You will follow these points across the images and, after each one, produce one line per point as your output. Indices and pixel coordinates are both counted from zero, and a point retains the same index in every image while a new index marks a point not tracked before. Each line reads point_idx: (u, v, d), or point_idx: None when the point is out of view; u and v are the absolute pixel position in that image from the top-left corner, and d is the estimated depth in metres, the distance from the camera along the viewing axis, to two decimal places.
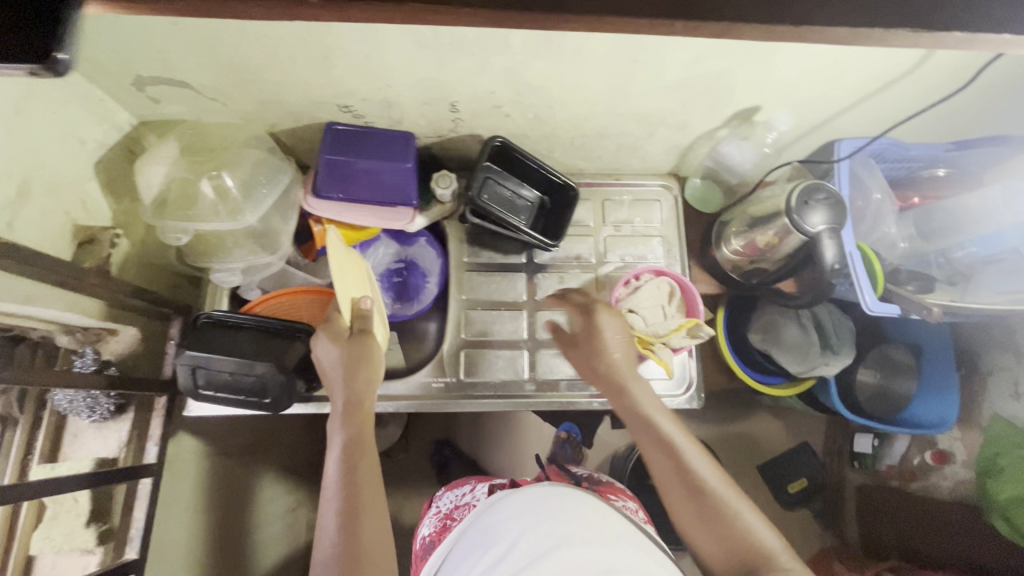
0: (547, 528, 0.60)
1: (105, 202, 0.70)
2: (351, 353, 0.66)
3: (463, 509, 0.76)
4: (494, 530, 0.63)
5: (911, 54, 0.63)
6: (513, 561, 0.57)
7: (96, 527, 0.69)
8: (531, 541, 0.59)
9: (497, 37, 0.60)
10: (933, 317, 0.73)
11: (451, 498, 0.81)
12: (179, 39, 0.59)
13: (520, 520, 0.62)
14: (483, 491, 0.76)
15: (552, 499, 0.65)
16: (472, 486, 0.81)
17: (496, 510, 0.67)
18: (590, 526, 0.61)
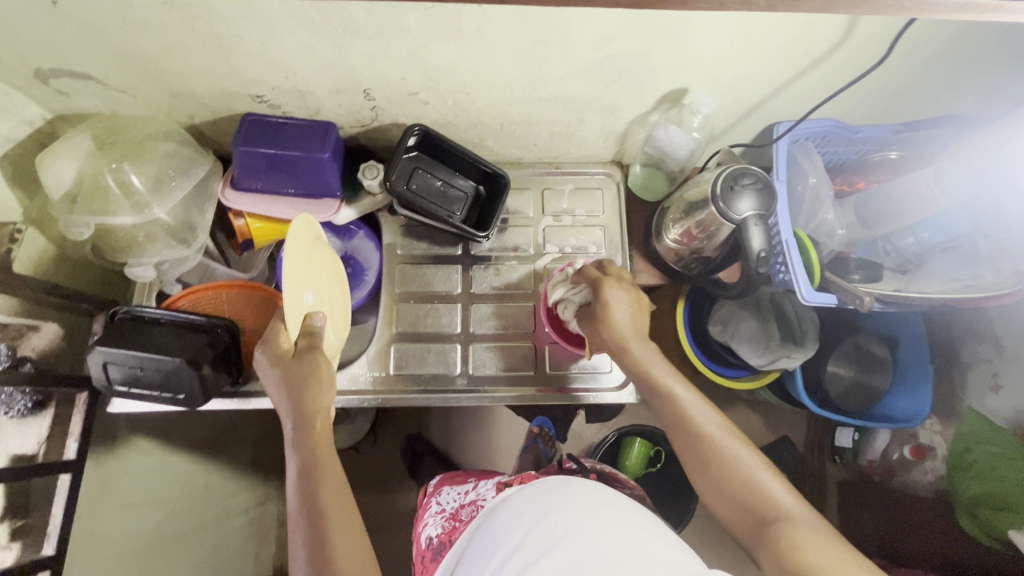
0: (562, 517, 0.56)
1: (16, 197, 0.70)
2: (292, 369, 0.65)
3: (468, 507, 0.75)
4: (498, 532, 0.59)
5: (829, 28, 0.60)
6: (524, 556, 0.53)
7: (10, 523, 0.67)
8: (543, 533, 0.55)
9: (389, 18, 0.57)
10: (865, 307, 0.68)
11: (454, 496, 0.80)
12: (67, 28, 0.58)
13: (527, 516, 0.59)
14: (489, 488, 0.76)
15: (563, 489, 0.61)
16: (473, 485, 0.80)
17: (500, 508, 0.64)
18: (614, 513, 0.57)
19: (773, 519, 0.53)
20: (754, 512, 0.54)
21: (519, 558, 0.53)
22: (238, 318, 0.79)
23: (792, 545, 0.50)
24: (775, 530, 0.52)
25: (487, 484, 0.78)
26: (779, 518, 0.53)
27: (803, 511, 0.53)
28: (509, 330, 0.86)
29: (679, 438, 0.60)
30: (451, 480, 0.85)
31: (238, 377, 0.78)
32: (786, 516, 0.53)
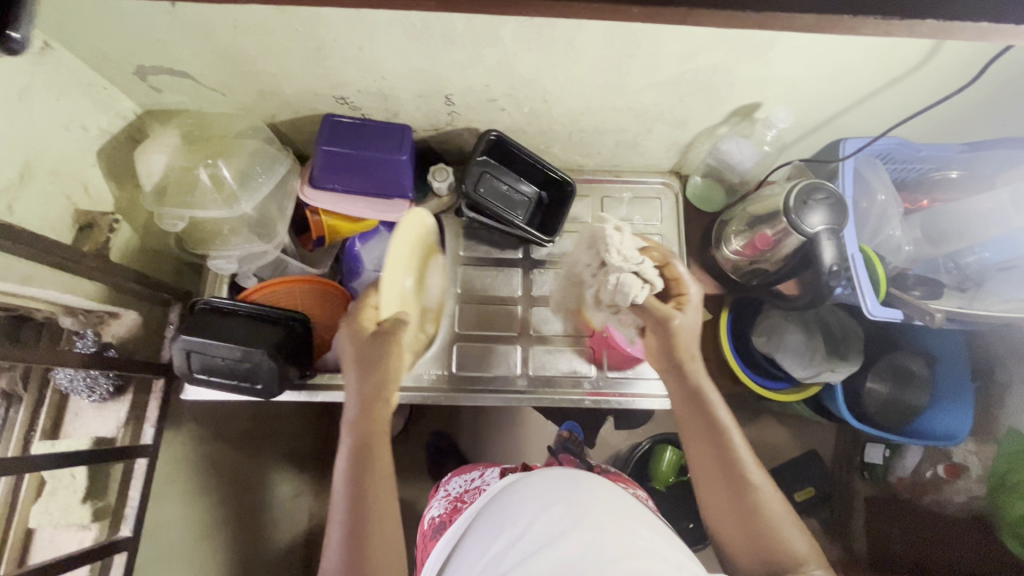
0: (564, 510, 0.59)
1: (109, 189, 0.72)
2: (370, 349, 0.64)
3: (472, 492, 0.80)
4: (507, 513, 0.63)
5: (914, 51, 0.61)
6: (527, 545, 0.56)
7: (92, 505, 0.71)
8: (550, 523, 0.58)
9: (487, 29, 0.59)
10: (938, 324, 0.70)
11: (460, 483, 0.85)
12: (177, 29, 0.60)
13: (535, 502, 0.62)
14: (493, 475, 0.80)
15: (571, 481, 0.65)
16: (480, 473, 0.84)
17: (508, 495, 0.66)
18: (617, 512, 0.60)
19: (795, 566, 0.55)
20: (774, 557, 0.56)
21: (522, 547, 0.56)
22: (309, 313, 0.82)
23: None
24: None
25: (492, 473, 0.82)
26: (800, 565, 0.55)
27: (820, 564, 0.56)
28: (567, 333, 0.88)
29: (711, 475, 0.63)
30: (463, 471, 0.91)
31: (308, 369, 0.80)
32: (806, 565, 0.55)
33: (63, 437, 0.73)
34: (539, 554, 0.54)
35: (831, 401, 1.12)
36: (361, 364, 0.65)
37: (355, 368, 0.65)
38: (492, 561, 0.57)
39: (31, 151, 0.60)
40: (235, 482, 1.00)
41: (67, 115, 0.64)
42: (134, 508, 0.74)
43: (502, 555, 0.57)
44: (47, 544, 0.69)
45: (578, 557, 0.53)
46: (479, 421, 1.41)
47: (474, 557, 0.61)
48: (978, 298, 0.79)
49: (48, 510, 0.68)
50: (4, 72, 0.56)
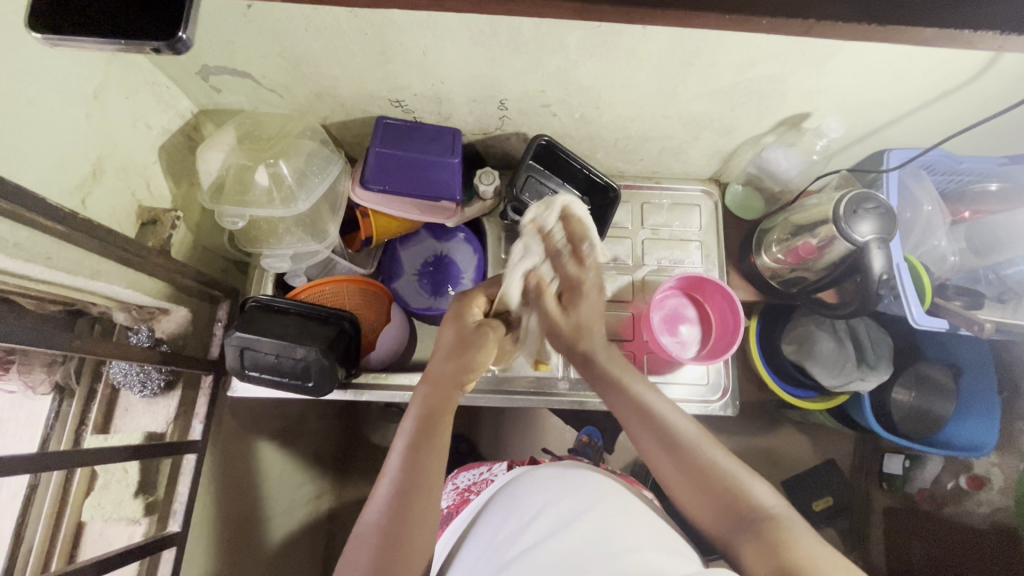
0: (570, 502, 0.61)
1: (167, 186, 0.73)
2: (464, 333, 0.65)
3: (480, 483, 0.83)
4: (512, 501, 0.64)
5: (970, 64, 0.62)
6: (535, 534, 0.57)
7: (143, 499, 0.72)
8: (560, 513, 0.59)
9: (554, 36, 0.60)
10: (987, 333, 0.70)
11: (470, 476, 0.88)
12: (248, 30, 0.61)
13: (540, 494, 0.63)
14: (500, 468, 0.84)
15: (574, 475, 0.67)
16: (489, 467, 0.88)
17: (509, 487, 0.68)
18: (619, 508, 0.62)
19: (762, 518, 0.54)
20: (740, 513, 0.55)
21: (530, 535, 0.57)
22: (357, 312, 0.82)
23: (784, 543, 0.52)
24: (766, 527, 0.53)
25: (500, 466, 0.86)
26: (769, 518, 0.54)
27: (788, 512, 0.55)
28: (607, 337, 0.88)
29: (636, 434, 0.62)
30: (471, 465, 0.94)
31: (353, 370, 0.79)
32: (773, 516, 0.54)
33: (114, 432, 0.73)
34: (550, 542, 0.55)
35: (856, 411, 1.12)
36: (450, 347, 0.65)
37: (446, 350, 0.65)
38: (499, 546, 0.58)
39: (101, 147, 0.61)
40: (267, 480, 1.00)
41: (134, 113, 0.65)
42: (181, 503, 0.75)
43: (509, 542, 0.58)
44: (98, 537, 0.69)
45: (586, 546, 0.55)
46: (501, 426, 1.39)
47: (477, 543, 0.62)
48: (1019, 308, 0.79)
49: (100, 504, 0.69)
50: (83, 70, 0.57)
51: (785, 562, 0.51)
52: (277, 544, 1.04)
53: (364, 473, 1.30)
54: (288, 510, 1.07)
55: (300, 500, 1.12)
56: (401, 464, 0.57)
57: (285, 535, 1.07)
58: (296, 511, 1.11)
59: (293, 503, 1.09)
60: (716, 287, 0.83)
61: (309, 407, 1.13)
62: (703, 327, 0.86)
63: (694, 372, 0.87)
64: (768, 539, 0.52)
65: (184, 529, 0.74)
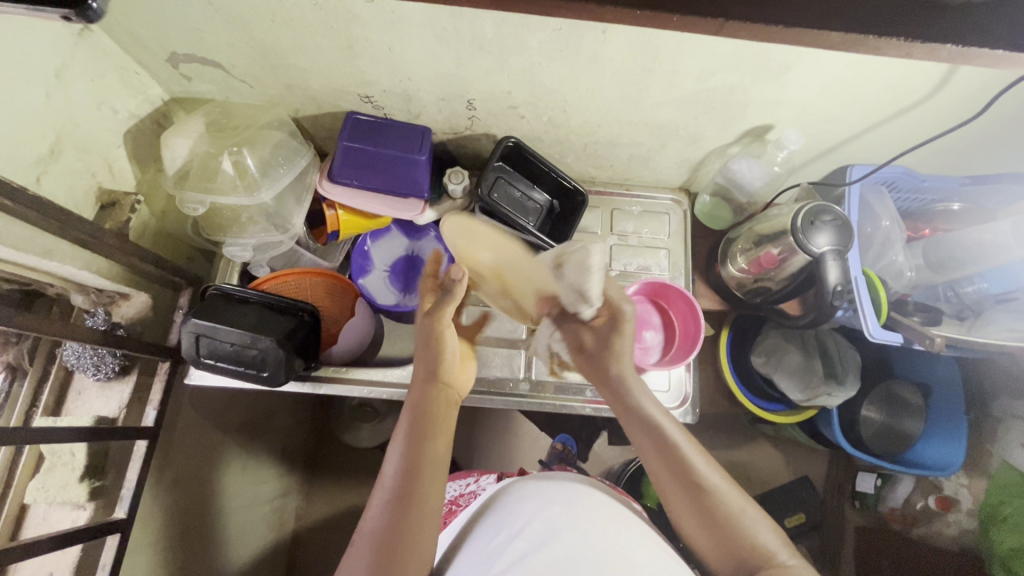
0: (561, 510, 0.62)
1: (131, 170, 0.73)
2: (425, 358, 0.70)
3: (467, 496, 0.82)
4: (507, 509, 0.65)
5: (924, 81, 0.64)
6: (527, 541, 0.58)
7: (89, 483, 0.71)
8: (549, 519, 0.60)
9: (516, 37, 0.61)
10: (936, 347, 0.71)
11: (457, 487, 0.88)
12: (214, 19, 0.62)
13: (531, 502, 0.64)
14: (487, 481, 0.83)
15: (569, 484, 0.68)
16: (475, 478, 0.88)
17: (502, 497, 0.69)
18: (611, 515, 0.62)
19: (768, 569, 0.52)
20: (751, 558, 0.53)
21: (521, 543, 0.58)
22: (320, 304, 0.83)
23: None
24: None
25: (488, 479, 0.85)
26: (774, 567, 0.52)
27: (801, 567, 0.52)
28: None
29: (668, 484, 0.60)
30: (457, 476, 0.94)
31: (314, 363, 0.80)
32: (778, 567, 0.52)
33: (65, 414, 0.72)
34: (537, 552, 0.56)
35: (826, 427, 1.10)
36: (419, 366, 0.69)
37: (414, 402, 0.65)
38: (491, 553, 0.59)
39: (60, 127, 0.62)
40: (228, 472, 0.99)
41: (98, 96, 0.66)
42: (129, 490, 0.74)
43: (500, 551, 0.58)
44: (40, 522, 0.68)
45: (575, 554, 0.55)
46: (472, 430, 1.37)
47: (472, 552, 0.62)
48: (977, 326, 0.81)
49: (45, 486, 0.68)
50: (45, 49, 0.58)
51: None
52: (235, 541, 1.02)
53: (332, 472, 1.29)
54: (251, 507, 1.06)
55: (264, 497, 1.11)
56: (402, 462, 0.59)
57: (245, 531, 1.06)
58: (259, 508, 1.10)
59: (256, 499, 1.08)
60: (677, 293, 0.84)
61: (276, 403, 1.12)
62: (667, 333, 0.86)
63: (657, 379, 0.86)
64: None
65: (130, 516, 0.72)
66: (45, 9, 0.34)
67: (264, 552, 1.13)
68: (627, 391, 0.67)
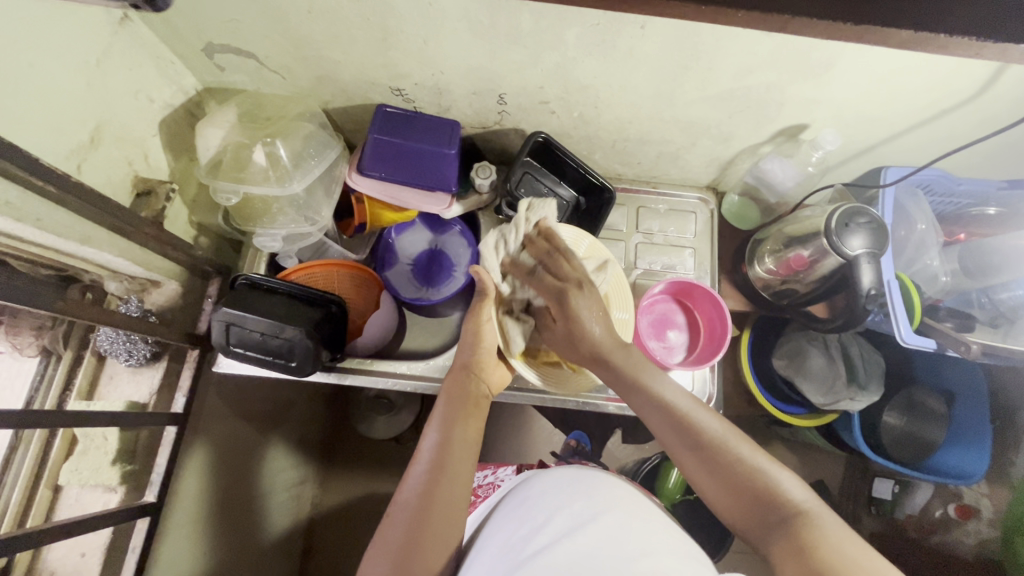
0: (585, 505, 0.61)
1: (165, 159, 0.74)
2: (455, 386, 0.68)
3: (485, 487, 0.82)
4: (530, 502, 0.65)
5: (970, 81, 0.62)
6: (550, 535, 0.57)
7: (121, 467, 0.72)
8: (573, 514, 0.60)
9: (553, 31, 0.61)
10: (972, 354, 0.71)
11: (473, 478, 0.88)
12: (252, 10, 0.63)
13: (555, 497, 0.64)
14: (507, 473, 0.84)
15: (592, 479, 0.67)
16: (494, 470, 0.88)
17: (525, 489, 0.69)
18: (634, 510, 0.62)
19: (790, 516, 0.52)
20: (769, 506, 0.53)
21: (544, 537, 0.57)
22: (346, 297, 0.83)
23: (813, 539, 0.49)
24: (795, 524, 0.51)
25: (505, 470, 0.85)
26: (799, 514, 0.52)
27: (820, 509, 0.52)
28: None
29: (678, 448, 0.59)
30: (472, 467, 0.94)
31: (339, 354, 0.80)
32: (804, 512, 0.52)
33: (98, 398, 0.73)
34: (560, 545, 0.55)
35: (846, 432, 1.09)
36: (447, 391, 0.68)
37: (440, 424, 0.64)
38: (513, 544, 0.59)
39: (100, 115, 0.62)
40: (250, 459, 1.00)
41: (136, 85, 0.67)
42: (158, 475, 0.75)
43: (523, 543, 0.58)
44: (73, 503, 0.70)
45: (598, 547, 0.54)
46: (488, 424, 1.37)
47: (493, 542, 0.62)
48: (1010, 334, 0.78)
49: (78, 469, 0.69)
50: (88, 37, 0.58)
51: (812, 560, 0.47)
52: (255, 527, 1.04)
53: (349, 462, 1.30)
54: (270, 493, 1.08)
55: (282, 484, 1.13)
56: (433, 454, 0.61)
57: (264, 517, 1.07)
58: (277, 495, 1.11)
59: (275, 487, 1.10)
60: (704, 293, 0.83)
61: (296, 392, 1.13)
62: (691, 333, 0.85)
63: (681, 379, 0.85)
64: (798, 533, 0.50)
65: (159, 500, 0.74)
66: None
67: (282, 539, 1.14)
68: (613, 366, 0.63)
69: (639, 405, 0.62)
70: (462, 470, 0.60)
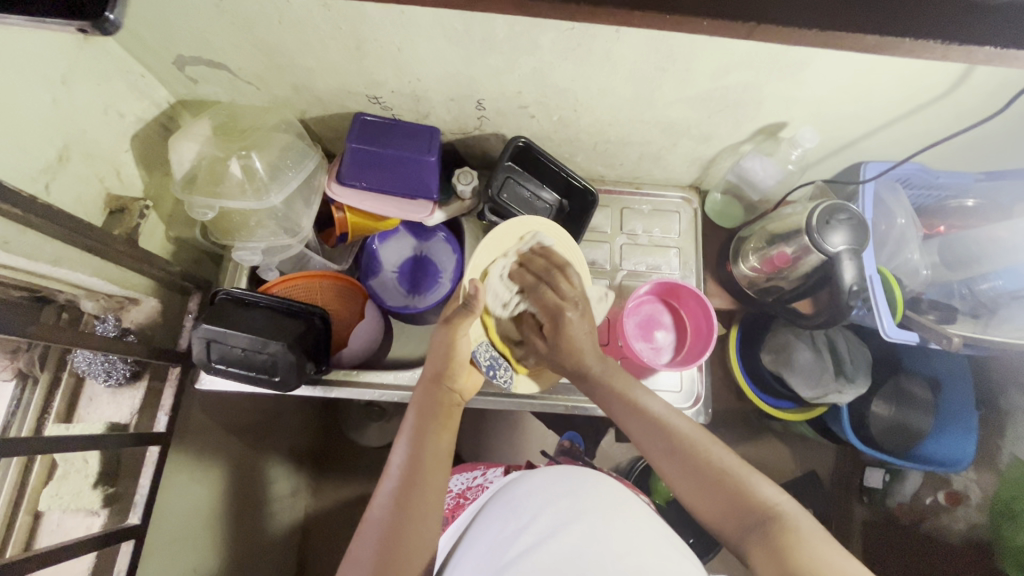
0: (571, 504, 0.61)
1: (139, 175, 0.73)
2: (426, 395, 0.65)
3: (474, 489, 0.82)
4: (516, 501, 0.64)
5: (941, 80, 0.63)
6: (535, 533, 0.57)
7: (103, 489, 0.71)
8: (559, 513, 0.59)
9: (528, 36, 0.60)
10: (954, 347, 0.70)
11: (463, 481, 0.87)
12: (223, 22, 0.62)
13: (541, 495, 0.63)
14: (495, 474, 0.83)
15: (578, 476, 0.67)
16: (482, 471, 0.87)
17: (511, 488, 0.68)
18: (620, 508, 0.62)
19: (765, 517, 0.52)
20: (745, 508, 0.54)
21: (529, 537, 0.57)
22: (330, 309, 0.82)
23: (791, 542, 0.50)
24: (772, 527, 0.51)
25: (494, 471, 0.85)
26: (774, 514, 0.52)
27: (796, 508, 0.53)
28: None
29: (654, 449, 0.60)
30: (463, 469, 0.93)
31: (324, 366, 0.79)
32: (781, 514, 0.52)
33: (77, 421, 0.72)
34: (544, 545, 0.55)
35: (835, 424, 1.10)
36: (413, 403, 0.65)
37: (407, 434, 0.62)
38: (499, 545, 0.58)
39: (68, 133, 0.61)
40: (239, 474, 0.99)
41: (105, 100, 0.65)
42: (143, 496, 0.73)
43: (508, 543, 0.58)
44: (54, 528, 0.68)
45: (582, 547, 0.55)
46: (481, 428, 1.36)
47: (479, 542, 0.62)
48: (991, 325, 0.79)
49: (59, 494, 0.68)
50: (52, 55, 0.57)
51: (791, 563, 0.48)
52: (245, 541, 1.03)
53: (342, 471, 1.29)
54: (261, 506, 1.07)
55: (274, 496, 1.11)
56: (413, 431, 0.62)
57: (256, 529, 1.06)
58: (268, 507, 1.10)
59: (266, 500, 1.08)
60: (688, 294, 0.83)
61: (283, 404, 1.12)
62: (679, 333, 0.85)
63: (670, 379, 0.85)
64: (775, 533, 0.50)
65: (144, 522, 0.72)
66: (65, 21, 0.35)
67: (275, 553, 1.13)
68: (590, 376, 0.66)
69: (618, 407, 0.64)
70: (437, 481, 0.58)
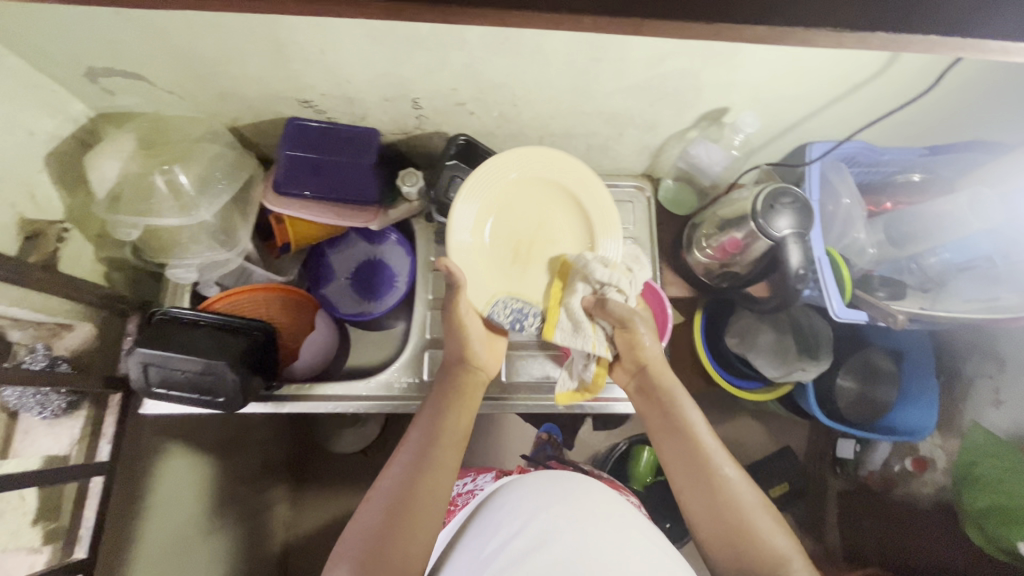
0: (567, 515, 0.59)
1: (57, 195, 0.69)
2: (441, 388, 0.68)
3: (465, 496, 0.79)
4: (510, 510, 0.62)
5: (873, 60, 0.62)
6: (524, 541, 0.57)
7: (43, 526, 0.68)
8: (553, 529, 0.58)
9: (453, 33, 0.58)
10: (899, 324, 0.72)
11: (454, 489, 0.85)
12: (130, 30, 0.58)
13: (535, 504, 0.62)
14: (486, 480, 0.81)
15: (576, 481, 0.66)
16: (474, 477, 0.85)
17: (507, 490, 0.66)
18: (616, 518, 0.60)
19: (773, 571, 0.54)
20: (753, 557, 0.56)
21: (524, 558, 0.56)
22: (278, 322, 0.80)
23: None
24: None
25: (486, 477, 0.83)
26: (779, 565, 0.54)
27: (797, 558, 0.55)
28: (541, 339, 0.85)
29: (683, 463, 0.62)
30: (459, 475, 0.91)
31: (273, 382, 0.77)
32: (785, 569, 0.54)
33: (13, 457, 0.66)
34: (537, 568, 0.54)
35: (801, 399, 1.11)
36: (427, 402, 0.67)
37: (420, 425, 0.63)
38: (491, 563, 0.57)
39: None
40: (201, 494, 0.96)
41: (10, 118, 0.61)
42: (88, 529, 0.70)
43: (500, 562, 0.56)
44: None
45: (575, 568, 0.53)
46: None
47: (470, 555, 0.60)
48: (939, 298, 0.81)
49: None
50: None
51: None
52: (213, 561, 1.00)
53: (316, 480, 1.26)
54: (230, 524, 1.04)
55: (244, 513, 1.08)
56: (426, 425, 0.63)
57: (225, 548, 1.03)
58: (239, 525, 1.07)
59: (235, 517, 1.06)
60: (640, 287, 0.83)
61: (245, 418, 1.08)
62: None
63: None
64: None
65: (91, 556, 0.70)
66: None
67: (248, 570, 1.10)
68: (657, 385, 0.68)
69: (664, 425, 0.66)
70: (446, 467, 0.59)
